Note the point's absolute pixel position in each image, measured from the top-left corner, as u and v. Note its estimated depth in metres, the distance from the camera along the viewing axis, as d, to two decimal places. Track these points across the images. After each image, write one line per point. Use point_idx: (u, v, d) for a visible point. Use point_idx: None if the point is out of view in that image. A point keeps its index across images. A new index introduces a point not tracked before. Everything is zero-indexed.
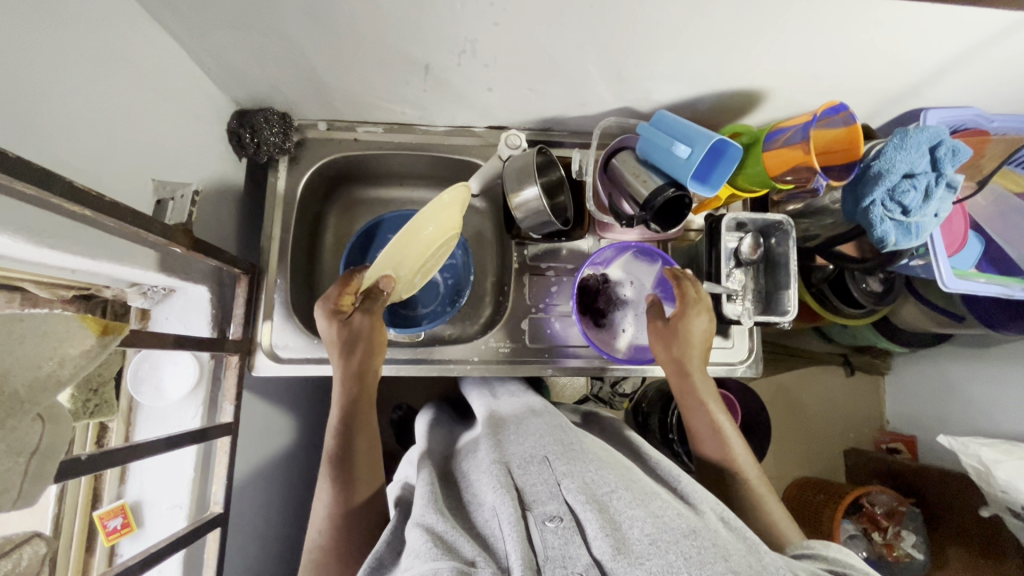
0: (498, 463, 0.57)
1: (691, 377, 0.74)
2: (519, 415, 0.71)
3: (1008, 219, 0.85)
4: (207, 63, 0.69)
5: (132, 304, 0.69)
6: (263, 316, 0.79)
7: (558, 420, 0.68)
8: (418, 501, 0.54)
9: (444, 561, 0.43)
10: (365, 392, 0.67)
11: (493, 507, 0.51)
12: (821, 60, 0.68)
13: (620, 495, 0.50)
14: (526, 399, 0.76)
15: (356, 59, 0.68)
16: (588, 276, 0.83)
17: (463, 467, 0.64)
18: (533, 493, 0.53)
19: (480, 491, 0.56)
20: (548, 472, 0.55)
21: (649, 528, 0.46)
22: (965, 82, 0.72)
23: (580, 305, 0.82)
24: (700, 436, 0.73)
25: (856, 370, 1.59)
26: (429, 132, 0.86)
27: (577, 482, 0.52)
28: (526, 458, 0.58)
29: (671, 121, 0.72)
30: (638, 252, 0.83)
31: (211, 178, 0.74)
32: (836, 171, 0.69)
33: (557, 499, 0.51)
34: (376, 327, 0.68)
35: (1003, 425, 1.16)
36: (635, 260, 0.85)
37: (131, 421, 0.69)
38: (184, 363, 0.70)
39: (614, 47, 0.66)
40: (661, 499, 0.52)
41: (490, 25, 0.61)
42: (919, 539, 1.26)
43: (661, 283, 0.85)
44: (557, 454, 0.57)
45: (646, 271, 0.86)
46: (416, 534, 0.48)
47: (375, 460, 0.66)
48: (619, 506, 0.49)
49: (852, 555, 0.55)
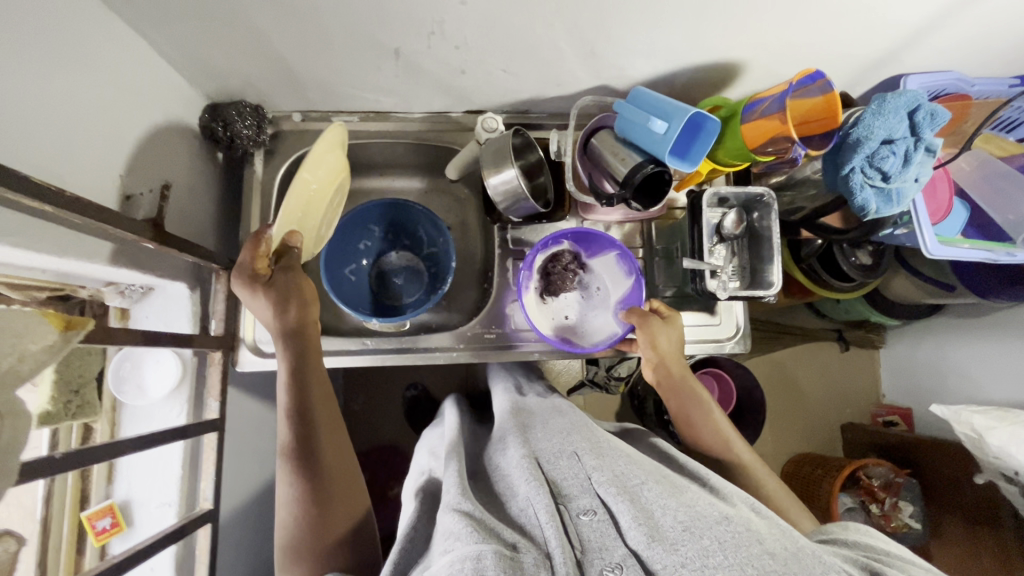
0: (529, 457, 0.58)
1: (676, 378, 0.77)
2: (545, 414, 0.72)
3: (993, 184, 0.84)
4: (173, 57, 0.67)
5: (110, 304, 0.69)
6: (244, 308, 0.78)
7: (582, 421, 0.69)
8: (449, 492, 0.54)
9: (486, 544, 0.43)
10: (310, 345, 0.68)
11: (527, 498, 0.51)
12: (796, 28, 0.67)
13: (650, 488, 0.51)
14: (552, 401, 0.79)
15: (325, 45, 0.66)
16: (564, 248, 0.83)
17: (491, 464, 0.64)
18: (567, 488, 0.54)
19: (513, 485, 0.56)
20: (579, 467, 0.56)
21: (682, 516, 0.46)
22: (945, 44, 0.71)
23: (541, 269, 0.83)
24: (690, 424, 0.77)
25: (851, 345, 1.59)
26: (406, 120, 0.85)
27: (608, 475, 0.53)
28: (556, 454, 0.59)
29: (644, 97, 0.71)
30: (619, 255, 0.81)
31: (184, 174, 0.73)
32: (817, 139, 0.68)
33: (589, 493, 0.52)
34: (298, 281, 0.68)
35: (997, 393, 1.17)
36: (615, 264, 0.83)
37: (116, 421, 0.69)
38: (165, 361, 0.69)
39: (584, 23, 0.64)
40: (691, 492, 0.52)
41: (457, 4, 0.60)
42: (916, 509, 1.27)
43: (625, 300, 0.82)
44: (587, 450, 0.58)
45: (620, 283, 0.83)
46: (451, 519, 0.48)
47: (337, 430, 0.67)
48: (650, 497, 0.49)
49: (873, 536, 0.55)
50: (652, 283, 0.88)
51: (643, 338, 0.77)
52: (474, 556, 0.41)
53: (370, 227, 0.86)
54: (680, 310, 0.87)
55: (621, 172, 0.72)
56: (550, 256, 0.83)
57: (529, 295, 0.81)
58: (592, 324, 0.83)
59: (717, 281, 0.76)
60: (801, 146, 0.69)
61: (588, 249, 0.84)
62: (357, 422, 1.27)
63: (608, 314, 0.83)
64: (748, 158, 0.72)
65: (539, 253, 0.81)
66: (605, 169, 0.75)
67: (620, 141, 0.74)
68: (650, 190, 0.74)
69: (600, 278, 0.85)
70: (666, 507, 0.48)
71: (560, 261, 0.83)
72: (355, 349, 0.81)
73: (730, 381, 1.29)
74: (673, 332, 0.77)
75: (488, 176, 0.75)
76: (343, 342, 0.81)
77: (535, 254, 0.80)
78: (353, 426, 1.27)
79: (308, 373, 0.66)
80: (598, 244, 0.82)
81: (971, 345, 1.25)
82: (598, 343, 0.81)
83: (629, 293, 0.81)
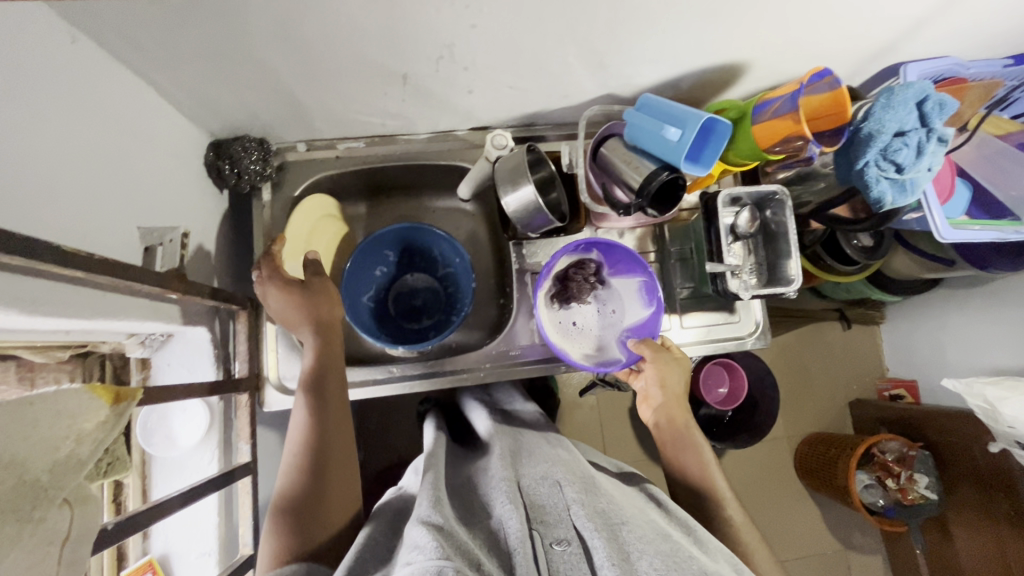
0: (512, 479, 0.60)
1: (678, 422, 0.78)
2: (535, 444, 0.73)
3: (995, 162, 0.86)
4: (178, 99, 0.66)
5: (131, 355, 0.67)
6: (267, 346, 0.77)
7: (568, 454, 0.70)
8: (422, 502, 0.54)
9: (450, 560, 0.42)
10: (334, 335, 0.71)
11: (503, 519, 0.53)
12: (801, 27, 0.68)
13: (630, 529, 0.53)
14: (543, 433, 0.79)
15: (332, 76, 0.65)
16: (592, 258, 0.82)
17: (473, 481, 0.65)
18: (545, 513, 0.56)
19: (492, 503, 0.58)
20: (559, 496, 0.58)
21: (659, 563, 0.49)
22: (944, 32, 0.72)
23: (562, 272, 0.81)
24: (677, 463, 0.76)
25: (853, 323, 1.62)
26: (412, 141, 0.84)
27: (589, 508, 0.54)
28: (539, 481, 0.61)
29: (654, 104, 0.72)
30: (643, 282, 0.80)
31: (196, 215, 0.72)
32: (828, 135, 0.69)
33: (565, 523, 0.54)
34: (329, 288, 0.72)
35: (1000, 360, 1.19)
36: (635, 292, 0.82)
37: (146, 474, 0.67)
38: (193, 410, 0.68)
39: (594, 36, 0.64)
40: (674, 539, 0.54)
41: (467, 28, 0.59)
42: (931, 480, 1.29)
43: (636, 331, 0.81)
44: (570, 481, 0.60)
45: (636, 309, 0.82)
46: (417, 530, 0.48)
47: (344, 446, 0.66)
48: (628, 538, 0.52)
49: None
50: (669, 286, 0.88)
51: (654, 375, 0.79)
52: (436, 570, 0.41)
53: (386, 253, 0.86)
54: (698, 310, 0.88)
55: (634, 179, 0.72)
56: (576, 261, 0.81)
57: (541, 291, 0.79)
58: (593, 343, 0.82)
59: (738, 281, 0.76)
60: (814, 143, 0.70)
61: (614, 265, 0.82)
62: (376, 443, 1.26)
63: (613, 339, 0.82)
64: (761, 157, 0.73)
65: (567, 252, 0.79)
66: (618, 177, 0.75)
67: (631, 149, 0.74)
68: (666, 196, 0.74)
69: (615, 299, 0.84)
70: (643, 552, 0.50)
71: (584, 268, 0.81)
72: (382, 378, 0.81)
73: (742, 371, 1.31)
74: (683, 373, 0.79)
75: (505, 198, 0.75)
76: (372, 370, 0.81)
77: (561, 251, 0.78)
78: (374, 447, 1.25)
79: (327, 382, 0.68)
80: (626, 264, 0.81)
81: (970, 316, 1.28)
82: (592, 362, 0.78)
83: (643, 323, 0.80)
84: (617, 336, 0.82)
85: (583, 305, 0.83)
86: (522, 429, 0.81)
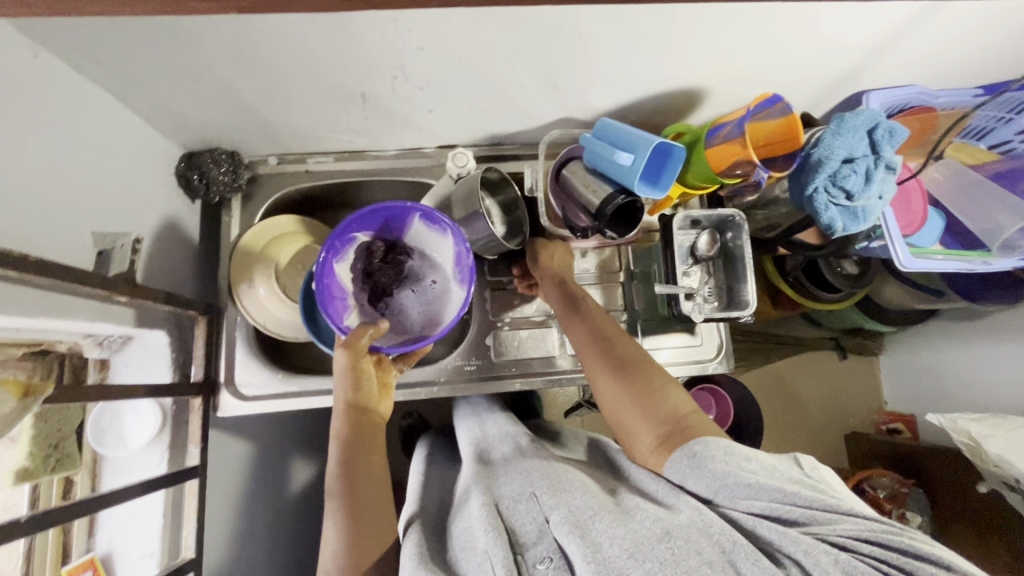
0: (489, 504, 0.60)
1: (612, 343, 0.69)
2: (507, 457, 0.72)
3: (968, 193, 0.84)
4: (147, 112, 0.69)
5: (89, 356, 0.65)
6: (226, 352, 0.80)
7: (540, 455, 0.70)
8: (408, 563, 0.56)
9: None
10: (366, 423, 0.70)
11: (485, 552, 0.54)
12: (749, 58, 0.68)
13: (601, 518, 0.53)
14: (512, 434, 0.79)
15: (292, 92, 0.68)
16: (372, 241, 0.78)
17: (455, 511, 0.66)
18: (523, 535, 0.57)
19: (472, 537, 0.58)
20: (536, 509, 0.59)
21: (627, 542, 0.50)
22: (905, 63, 0.72)
23: (358, 275, 0.77)
24: (606, 375, 0.67)
25: (848, 354, 1.55)
26: (379, 158, 0.87)
27: (563, 512, 0.55)
28: (516, 496, 0.61)
29: (605, 132, 0.73)
30: (422, 219, 0.76)
31: (162, 223, 0.75)
32: (781, 161, 0.70)
33: (545, 538, 0.56)
34: (354, 361, 0.70)
35: (994, 397, 1.14)
36: (425, 229, 0.77)
37: (96, 473, 0.68)
38: (146, 410, 0.71)
39: (542, 60, 0.66)
40: (639, 508, 0.55)
41: (415, 50, 0.61)
42: (925, 519, 1.22)
43: (456, 256, 0.76)
44: (543, 487, 0.60)
45: (441, 241, 0.77)
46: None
47: (379, 492, 0.65)
48: (600, 528, 0.52)
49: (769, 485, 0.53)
50: (631, 308, 0.88)
51: (559, 248, 0.82)
52: None
53: None
54: (663, 332, 0.88)
55: (592, 204, 0.72)
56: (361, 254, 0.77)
57: (351, 311, 0.76)
58: (437, 303, 0.78)
59: (691, 303, 0.76)
60: (765, 169, 0.70)
61: (394, 231, 0.78)
62: None
63: (451, 288, 0.78)
64: (715, 181, 0.73)
65: (340, 261, 0.74)
66: (579, 202, 0.75)
67: (592, 173, 0.75)
68: (624, 216, 0.73)
69: (425, 255, 0.80)
70: (614, 537, 0.51)
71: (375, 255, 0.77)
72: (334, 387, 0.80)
73: (727, 398, 1.25)
74: (564, 250, 0.82)
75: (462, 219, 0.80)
76: (324, 381, 0.81)
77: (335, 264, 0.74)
78: None
79: (355, 446, 0.67)
80: (398, 223, 0.76)
81: (963, 349, 1.23)
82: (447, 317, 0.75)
83: (454, 250, 0.76)
84: (442, 282, 0.78)
85: (404, 283, 0.79)
86: (499, 438, 0.79)
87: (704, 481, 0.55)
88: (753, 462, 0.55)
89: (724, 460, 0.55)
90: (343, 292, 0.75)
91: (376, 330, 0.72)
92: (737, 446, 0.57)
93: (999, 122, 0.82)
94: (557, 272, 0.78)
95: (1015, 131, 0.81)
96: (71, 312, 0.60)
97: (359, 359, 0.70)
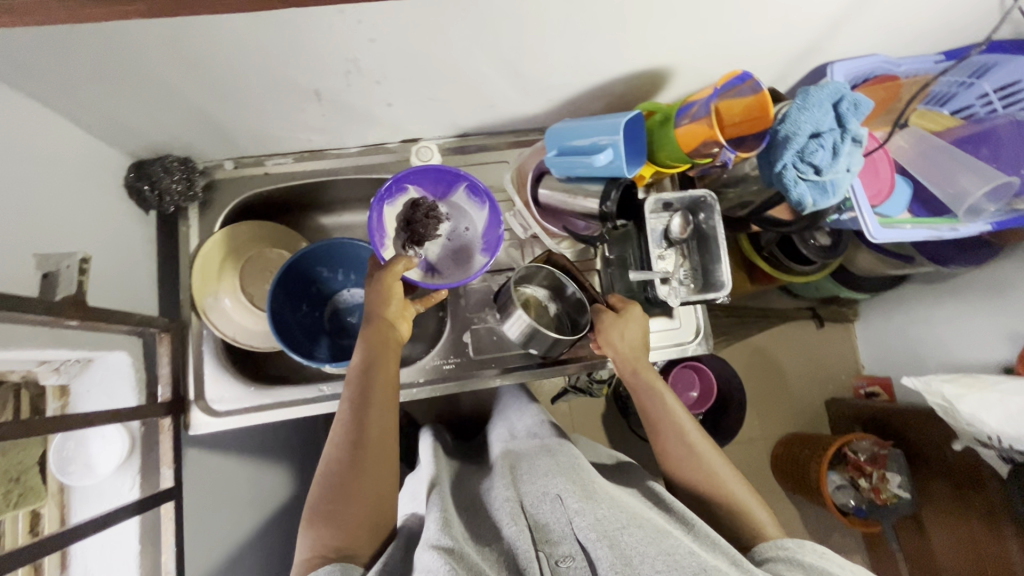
0: (515, 498, 0.64)
1: (686, 434, 0.73)
2: (533, 452, 0.75)
3: (931, 158, 0.85)
4: (87, 122, 0.65)
5: (47, 382, 0.63)
6: (195, 367, 0.78)
7: (568, 456, 0.72)
8: (430, 527, 0.59)
9: None
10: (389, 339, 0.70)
11: (511, 540, 0.58)
12: (713, 34, 0.66)
13: (630, 532, 0.56)
14: (539, 436, 0.80)
15: (239, 93, 0.65)
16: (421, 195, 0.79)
17: (481, 497, 0.69)
18: (549, 531, 0.59)
19: (497, 524, 0.62)
20: (561, 510, 0.61)
21: (660, 565, 0.52)
22: (867, 34, 0.71)
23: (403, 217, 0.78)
24: (675, 464, 0.73)
25: (826, 321, 1.58)
26: (342, 155, 0.84)
27: (589, 519, 0.57)
28: (540, 496, 0.63)
29: (565, 150, 0.72)
30: (470, 186, 0.78)
31: (115, 238, 0.71)
32: (751, 139, 0.68)
33: (569, 539, 0.58)
34: (387, 281, 0.70)
35: (965, 356, 1.16)
36: (469, 198, 0.79)
37: (64, 503, 0.65)
38: (113, 435, 0.68)
39: (502, 47, 0.63)
40: (673, 535, 0.57)
41: (366, 41, 0.58)
42: (904, 479, 1.25)
43: (489, 227, 0.78)
44: (570, 492, 0.62)
45: (478, 214, 0.79)
46: (429, 555, 0.53)
47: (386, 444, 0.65)
48: (629, 542, 0.55)
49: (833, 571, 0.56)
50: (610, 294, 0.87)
51: (637, 324, 0.78)
52: None
53: (318, 269, 0.84)
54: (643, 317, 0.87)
55: (591, 210, 0.70)
56: (408, 204, 0.78)
57: (386, 249, 0.75)
58: (457, 260, 0.80)
59: (668, 287, 0.75)
60: (733, 149, 0.69)
61: (438, 189, 0.79)
62: None
63: (474, 253, 0.79)
64: (687, 160, 0.72)
65: (389, 204, 0.75)
66: (571, 212, 0.74)
67: (567, 182, 0.74)
68: (626, 210, 0.72)
69: (460, 218, 0.81)
70: (645, 555, 0.53)
71: (420, 207, 0.77)
72: (311, 397, 0.79)
73: (710, 373, 1.26)
74: (637, 325, 0.79)
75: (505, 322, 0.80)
76: (300, 391, 0.79)
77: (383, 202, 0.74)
78: None
79: (373, 357, 0.67)
80: (447, 184, 0.78)
81: (933, 311, 1.26)
82: (463, 276, 0.78)
83: (487, 221, 0.78)
84: (469, 254, 0.79)
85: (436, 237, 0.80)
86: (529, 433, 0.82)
87: (790, 563, 0.57)
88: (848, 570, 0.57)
89: (814, 557, 0.58)
90: (385, 231, 0.75)
91: (408, 263, 0.71)
92: (834, 557, 0.59)
93: (960, 87, 0.84)
94: (632, 356, 0.78)
95: (976, 95, 0.84)
96: (19, 340, 0.56)
97: (393, 280, 0.70)
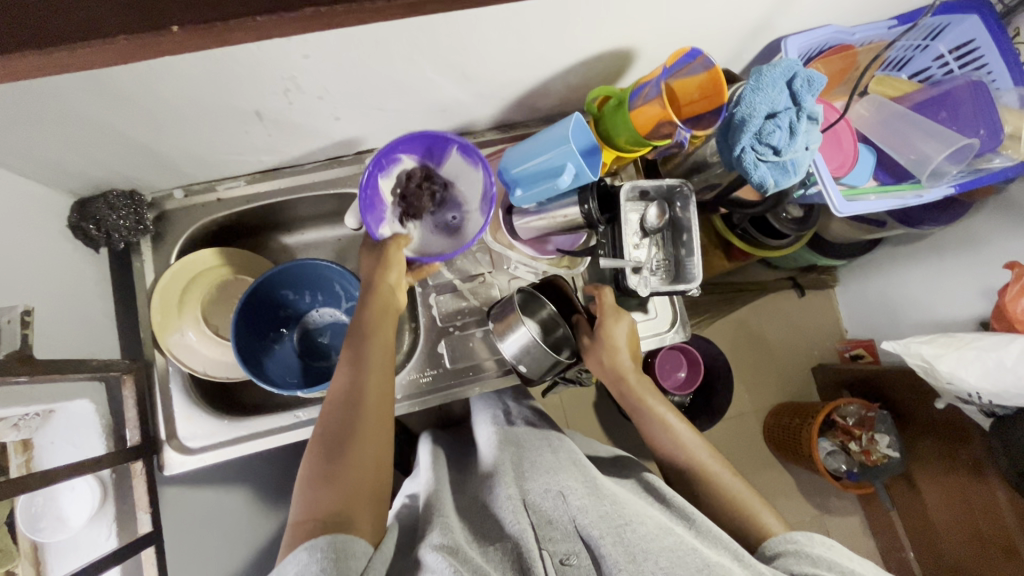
0: (517, 497, 0.62)
1: (647, 402, 0.78)
2: (535, 445, 0.75)
3: (892, 124, 0.84)
4: (17, 167, 0.62)
5: (8, 440, 0.61)
6: (164, 405, 0.76)
7: (570, 454, 0.71)
8: (433, 531, 0.58)
9: None
10: (385, 304, 0.69)
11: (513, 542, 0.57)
12: (661, 20, 0.65)
13: (636, 528, 0.56)
14: (539, 429, 0.81)
15: (175, 120, 0.62)
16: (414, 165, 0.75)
17: (478, 497, 0.68)
18: (552, 531, 0.59)
19: (499, 526, 0.61)
20: (564, 506, 0.61)
21: (664, 561, 0.52)
22: (819, 6, 0.70)
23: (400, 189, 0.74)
24: (644, 430, 0.78)
25: (806, 290, 1.58)
26: (297, 172, 0.81)
27: (593, 516, 0.58)
28: (542, 494, 0.63)
29: (525, 170, 0.71)
30: (459, 148, 0.72)
31: (64, 282, 0.68)
32: (706, 118, 0.68)
33: (572, 537, 0.58)
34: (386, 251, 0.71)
35: (942, 314, 1.17)
36: (463, 159, 0.74)
37: (40, 561, 0.63)
38: (83, 488, 0.66)
39: (444, 52, 0.61)
40: (675, 532, 0.57)
41: (301, 58, 0.56)
42: (893, 438, 1.25)
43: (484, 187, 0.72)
44: (573, 489, 0.62)
45: (474, 175, 0.75)
46: (433, 556, 0.52)
47: (383, 411, 0.62)
48: (633, 537, 0.55)
49: (840, 560, 0.58)
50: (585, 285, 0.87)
51: (622, 335, 0.77)
52: None
53: (283, 293, 0.82)
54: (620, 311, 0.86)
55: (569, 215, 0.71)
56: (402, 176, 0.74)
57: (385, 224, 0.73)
58: (458, 227, 0.77)
59: (638, 277, 0.74)
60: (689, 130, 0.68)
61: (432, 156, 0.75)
62: None
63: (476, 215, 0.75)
64: (646, 144, 0.71)
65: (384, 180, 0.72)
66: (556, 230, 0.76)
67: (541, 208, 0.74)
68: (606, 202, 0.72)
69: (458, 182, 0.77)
70: (649, 552, 0.53)
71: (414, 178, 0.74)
72: (287, 425, 0.77)
73: (695, 350, 1.27)
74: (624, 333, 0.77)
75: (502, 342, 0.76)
76: (275, 420, 0.77)
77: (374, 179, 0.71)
78: None
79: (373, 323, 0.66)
80: (438, 149, 0.74)
81: (910, 271, 1.26)
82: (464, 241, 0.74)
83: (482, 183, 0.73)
84: (470, 217, 0.75)
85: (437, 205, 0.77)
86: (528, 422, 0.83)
87: (798, 557, 0.58)
88: (852, 560, 0.59)
89: (822, 548, 0.59)
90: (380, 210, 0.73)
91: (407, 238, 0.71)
92: (839, 548, 0.61)
93: (917, 51, 0.85)
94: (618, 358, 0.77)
95: (932, 57, 0.85)
96: None
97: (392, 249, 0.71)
